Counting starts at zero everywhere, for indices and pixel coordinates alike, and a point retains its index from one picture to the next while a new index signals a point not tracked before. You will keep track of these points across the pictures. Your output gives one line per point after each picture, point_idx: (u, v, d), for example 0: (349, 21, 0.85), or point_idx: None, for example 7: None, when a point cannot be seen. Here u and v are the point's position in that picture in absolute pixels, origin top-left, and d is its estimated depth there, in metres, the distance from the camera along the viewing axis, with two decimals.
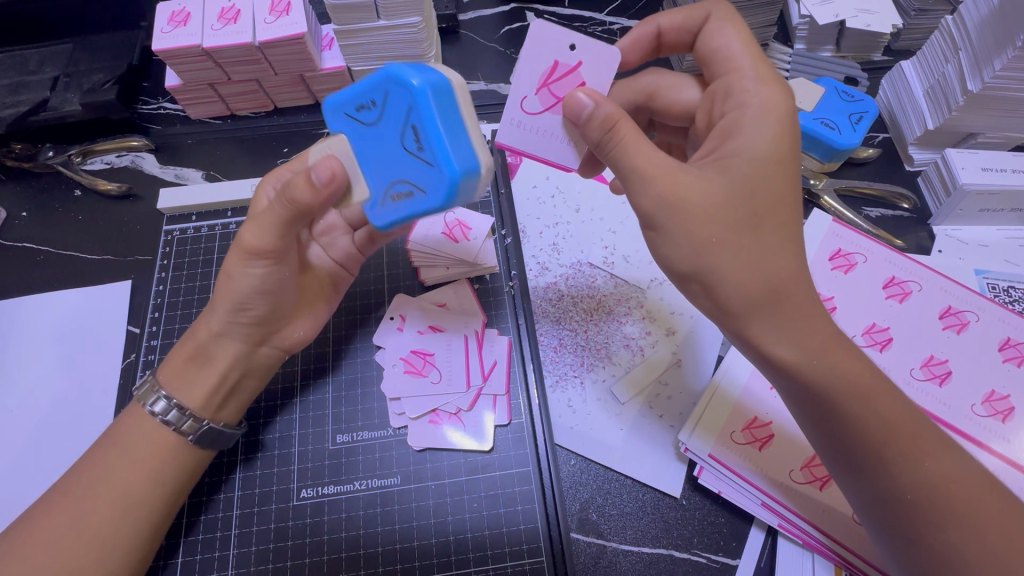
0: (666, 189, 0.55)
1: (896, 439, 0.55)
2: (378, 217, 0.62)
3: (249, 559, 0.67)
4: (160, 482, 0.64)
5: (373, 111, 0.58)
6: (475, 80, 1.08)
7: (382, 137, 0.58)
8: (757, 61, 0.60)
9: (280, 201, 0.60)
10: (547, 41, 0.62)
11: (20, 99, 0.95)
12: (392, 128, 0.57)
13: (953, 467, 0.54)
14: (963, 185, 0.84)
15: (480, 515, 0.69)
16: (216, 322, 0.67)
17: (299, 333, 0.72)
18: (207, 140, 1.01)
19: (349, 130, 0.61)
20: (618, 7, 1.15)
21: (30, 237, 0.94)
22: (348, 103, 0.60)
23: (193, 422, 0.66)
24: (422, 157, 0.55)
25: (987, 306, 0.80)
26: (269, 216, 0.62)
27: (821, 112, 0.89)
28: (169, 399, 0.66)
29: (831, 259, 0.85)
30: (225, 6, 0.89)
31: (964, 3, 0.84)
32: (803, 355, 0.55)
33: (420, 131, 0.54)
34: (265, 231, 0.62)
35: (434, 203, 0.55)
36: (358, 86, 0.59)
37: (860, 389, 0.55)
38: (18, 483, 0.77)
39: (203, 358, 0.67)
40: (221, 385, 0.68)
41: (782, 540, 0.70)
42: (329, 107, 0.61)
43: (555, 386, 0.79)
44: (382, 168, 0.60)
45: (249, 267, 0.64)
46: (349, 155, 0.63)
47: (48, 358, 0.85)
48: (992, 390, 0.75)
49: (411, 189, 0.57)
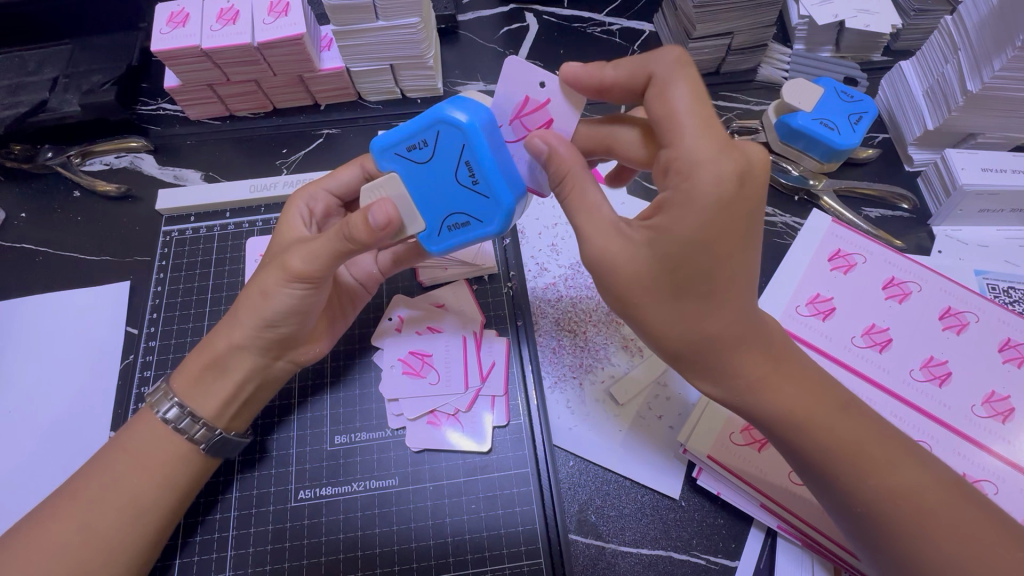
0: (603, 247, 0.56)
1: (856, 457, 0.56)
2: (433, 247, 0.66)
3: (247, 560, 0.67)
4: (172, 488, 0.64)
5: (427, 150, 0.61)
6: (474, 81, 1.08)
7: (437, 175, 0.62)
8: (701, 124, 0.52)
9: (338, 234, 0.61)
10: (520, 74, 0.60)
11: (19, 100, 0.96)
12: (449, 166, 0.61)
13: (911, 473, 0.55)
14: (963, 185, 0.84)
15: (479, 516, 0.69)
16: (240, 335, 0.66)
17: (310, 340, 0.72)
18: (207, 141, 1.01)
19: (398, 169, 0.63)
20: (617, 7, 1.15)
21: (30, 238, 0.94)
22: (396, 144, 0.62)
23: (206, 431, 0.65)
24: (480, 189, 0.61)
25: (987, 306, 0.79)
26: (321, 245, 0.62)
27: (820, 112, 0.89)
28: (182, 406, 0.66)
29: (830, 260, 0.85)
30: (225, 7, 0.89)
31: (964, 3, 0.84)
32: (745, 386, 0.58)
33: (479, 167, 0.60)
34: (313, 258, 0.63)
35: (497, 228, 0.62)
36: (404, 128, 0.61)
37: (811, 411, 0.57)
38: (17, 484, 0.77)
39: (221, 368, 0.66)
40: (236, 398, 0.67)
41: (782, 540, 0.70)
42: (375, 149, 0.63)
43: (554, 387, 0.79)
44: (437, 203, 0.63)
45: (287, 288, 0.64)
46: (400, 191, 0.64)
47: (48, 359, 0.85)
48: (991, 391, 0.75)
49: (467, 218, 0.63)
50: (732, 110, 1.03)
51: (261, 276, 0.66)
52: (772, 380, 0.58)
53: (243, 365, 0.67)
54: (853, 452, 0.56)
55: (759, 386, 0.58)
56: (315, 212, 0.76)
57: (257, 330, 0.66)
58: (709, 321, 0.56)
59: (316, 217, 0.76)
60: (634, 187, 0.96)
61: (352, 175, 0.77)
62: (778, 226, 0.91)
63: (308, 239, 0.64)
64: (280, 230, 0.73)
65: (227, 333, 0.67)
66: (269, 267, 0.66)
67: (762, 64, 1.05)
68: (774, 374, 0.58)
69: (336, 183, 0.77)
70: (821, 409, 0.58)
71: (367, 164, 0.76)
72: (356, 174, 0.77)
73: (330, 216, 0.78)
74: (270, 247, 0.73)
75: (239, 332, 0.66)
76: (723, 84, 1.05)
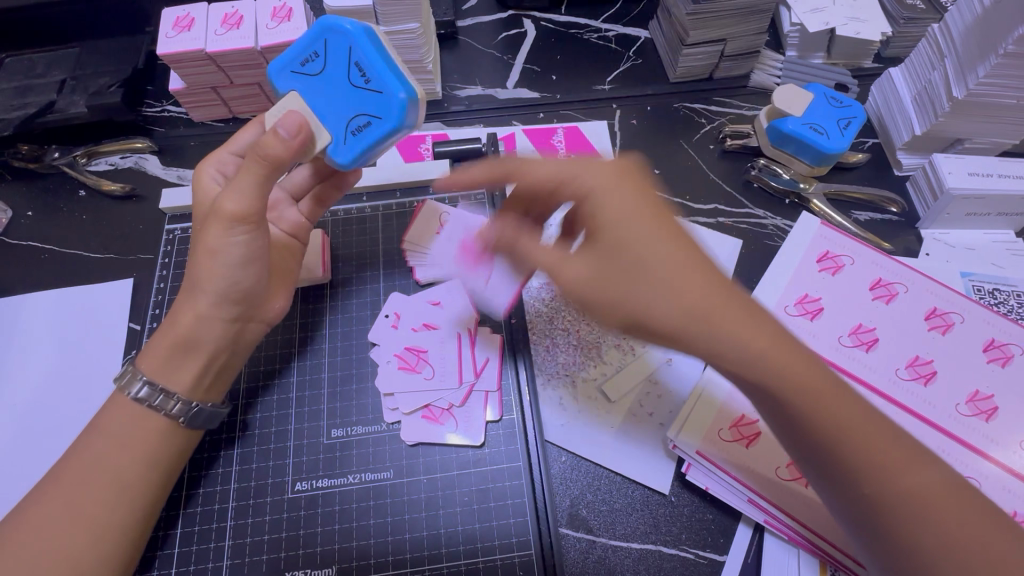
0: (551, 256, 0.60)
1: (874, 451, 0.52)
2: (343, 158, 0.65)
3: (243, 550, 0.68)
4: (156, 465, 0.64)
5: (318, 61, 0.64)
6: (472, 85, 1.10)
7: (331, 82, 0.63)
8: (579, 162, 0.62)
9: (252, 160, 0.60)
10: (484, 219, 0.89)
11: (27, 101, 0.98)
12: (338, 68, 0.63)
13: (925, 475, 0.52)
14: (949, 189, 0.86)
15: (471, 508, 0.70)
16: (205, 304, 0.65)
17: (268, 297, 0.73)
18: (210, 142, 1.03)
19: (298, 88, 0.65)
20: (614, 14, 1.17)
21: (35, 236, 0.96)
22: (292, 62, 0.65)
23: (183, 405, 0.65)
24: (370, 87, 0.61)
25: (971, 307, 0.81)
26: (245, 178, 0.61)
27: (810, 117, 0.91)
28: (151, 384, 0.64)
29: (819, 262, 0.87)
30: (229, 11, 0.91)
31: (951, 11, 0.86)
32: (766, 362, 0.53)
33: (366, 59, 0.61)
34: (243, 194, 0.61)
35: (399, 121, 0.61)
36: (295, 48, 0.65)
37: (833, 395, 0.53)
38: (20, 475, 0.79)
39: (192, 343, 0.65)
40: (211, 368, 0.67)
41: (769, 536, 0.71)
42: (273, 72, 0.65)
43: (547, 383, 0.81)
44: (334, 108, 0.64)
45: (231, 237, 0.63)
46: (303, 107, 0.65)
47: (52, 354, 0.87)
48: (977, 390, 0.76)
49: (367, 120, 0.62)
50: (725, 115, 1.06)
51: (202, 235, 0.64)
52: (782, 351, 0.54)
53: (215, 337, 0.66)
54: (873, 446, 0.53)
55: (782, 362, 0.53)
56: (228, 174, 0.74)
57: (221, 297, 0.65)
58: (703, 288, 0.54)
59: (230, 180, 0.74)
60: None
61: (253, 132, 0.74)
62: (768, 229, 0.94)
63: (230, 180, 0.63)
64: (200, 197, 0.74)
65: (192, 306, 0.65)
66: (207, 222, 0.64)
67: (754, 70, 1.08)
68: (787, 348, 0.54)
69: (239, 144, 0.74)
70: (836, 399, 0.54)
71: (260, 118, 0.72)
72: (255, 131, 0.73)
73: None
74: (197, 215, 0.74)
75: (203, 302, 0.65)
76: (716, 90, 1.07)
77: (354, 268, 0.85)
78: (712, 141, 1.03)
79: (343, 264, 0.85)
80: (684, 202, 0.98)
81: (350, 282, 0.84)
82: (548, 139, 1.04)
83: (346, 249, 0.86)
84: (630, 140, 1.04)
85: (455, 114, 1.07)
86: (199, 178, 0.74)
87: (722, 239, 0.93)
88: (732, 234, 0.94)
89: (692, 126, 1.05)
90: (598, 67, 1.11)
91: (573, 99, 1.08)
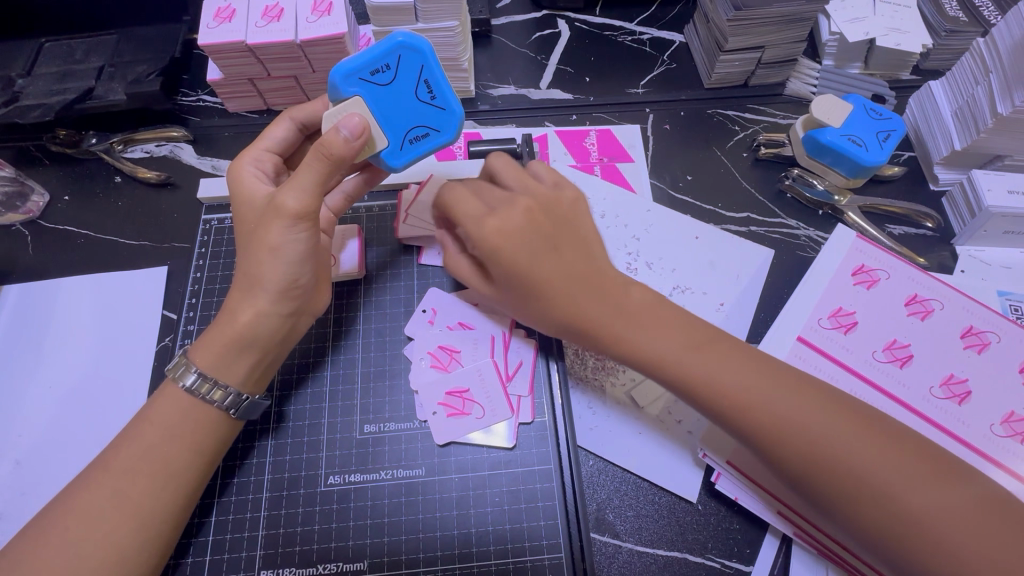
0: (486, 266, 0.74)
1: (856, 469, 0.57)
2: (398, 162, 0.72)
3: (277, 541, 0.69)
4: (200, 453, 0.65)
5: (389, 74, 0.68)
6: (506, 84, 1.10)
7: (400, 97, 0.69)
8: (235, 175, 0.74)
9: (314, 158, 0.64)
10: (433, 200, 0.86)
11: (66, 86, 0.99)
12: (409, 86, 0.69)
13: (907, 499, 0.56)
14: (988, 207, 0.85)
15: (503, 509, 0.70)
16: (264, 302, 0.67)
17: (317, 294, 0.74)
18: (244, 133, 1.04)
19: (362, 94, 0.68)
20: (648, 17, 1.16)
21: (70, 221, 0.97)
22: (359, 70, 0.67)
23: (235, 398, 0.67)
24: (435, 105, 0.70)
25: (1008, 327, 0.80)
26: (306, 175, 0.65)
27: (849, 129, 0.90)
28: (203, 375, 0.66)
29: (854, 275, 0.86)
30: (270, 4, 0.91)
31: (997, 26, 0.85)
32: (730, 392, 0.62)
33: (436, 83, 0.70)
34: (304, 190, 0.65)
35: (456, 135, 0.73)
36: (362, 56, 0.67)
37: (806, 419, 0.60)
38: (55, 455, 0.80)
39: (250, 340, 0.67)
40: (261, 363, 0.69)
41: (797, 550, 0.71)
42: (337, 76, 0.66)
43: (577, 386, 0.81)
44: (397, 117, 0.69)
45: (293, 233, 0.66)
46: (366, 114, 0.68)
47: (88, 338, 0.88)
48: (1012, 411, 0.75)
49: (427, 131, 0.71)
50: (759, 123, 1.05)
51: (260, 234, 0.67)
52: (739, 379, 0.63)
53: (271, 332, 0.68)
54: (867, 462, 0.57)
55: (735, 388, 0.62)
56: (266, 171, 0.77)
57: (280, 294, 0.68)
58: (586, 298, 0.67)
59: (266, 173, 0.77)
60: (660, 197, 0.99)
61: (285, 128, 0.79)
62: (801, 240, 0.94)
63: (288, 179, 0.66)
64: (244, 194, 0.73)
65: (250, 304, 0.67)
66: (267, 220, 0.67)
67: (791, 78, 1.06)
68: (746, 376, 0.63)
69: (271, 143, 0.79)
70: (801, 411, 0.60)
71: (294, 114, 0.79)
72: (287, 127, 0.79)
73: (277, 174, 0.79)
74: (241, 217, 0.72)
75: (263, 300, 0.67)
76: (751, 96, 1.07)
77: (388, 264, 0.85)
78: (746, 148, 1.03)
79: (376, 260, 0.85)
80: (716, 210, 0.98)
81: (384, 279, 0.84)
82: (579, 141, 1.04)
83: (379, 246, 0.87)
84: (663, 144, 1.04)
85: (486, 113, 1.07)
86: (229, 178, 0.75)
87: (754, 249, 0.92)
88: (764, 244, 0.94)
89: (725, 133, 1.04)
90: (632, 70, 1.11)
91: (607, 101, 1.07)
